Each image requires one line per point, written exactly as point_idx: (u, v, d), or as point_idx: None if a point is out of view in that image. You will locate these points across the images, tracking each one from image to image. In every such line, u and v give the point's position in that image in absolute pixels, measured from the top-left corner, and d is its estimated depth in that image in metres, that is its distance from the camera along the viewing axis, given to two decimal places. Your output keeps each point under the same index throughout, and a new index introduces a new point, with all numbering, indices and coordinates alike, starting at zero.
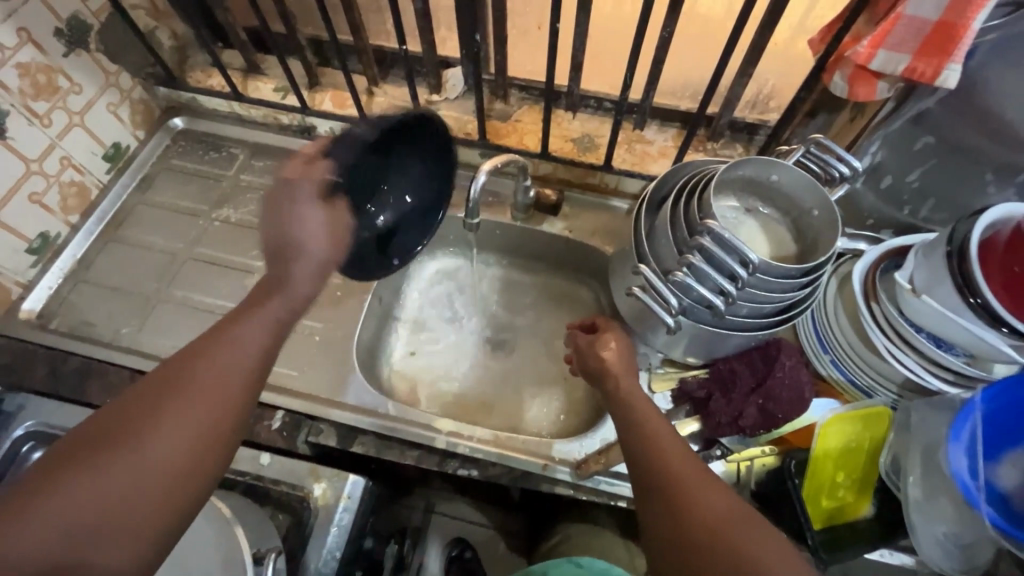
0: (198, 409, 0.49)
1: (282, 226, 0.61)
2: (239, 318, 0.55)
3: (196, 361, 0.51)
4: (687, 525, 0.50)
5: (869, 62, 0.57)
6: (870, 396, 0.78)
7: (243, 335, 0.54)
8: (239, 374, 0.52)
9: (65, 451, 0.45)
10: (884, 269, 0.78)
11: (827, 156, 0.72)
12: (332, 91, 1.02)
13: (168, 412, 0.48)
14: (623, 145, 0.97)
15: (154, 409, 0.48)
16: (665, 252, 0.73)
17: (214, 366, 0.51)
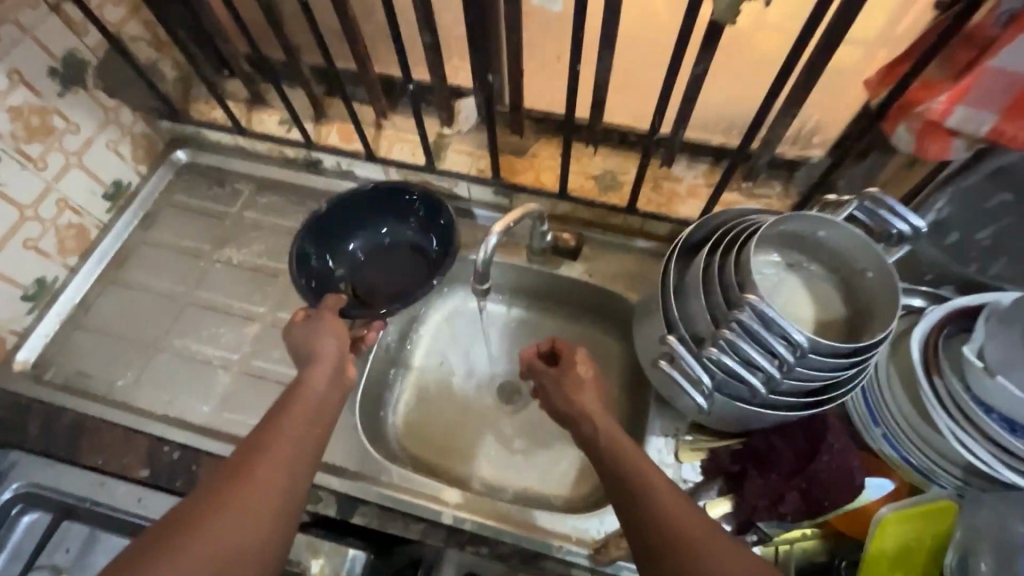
0: (268, 491, 0.52)
1: (307, 337, 0.67)
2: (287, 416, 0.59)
3: (262, 451, 0.55)
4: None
5: (944, 120, 0.49)
6: (930, 479, 0.69)
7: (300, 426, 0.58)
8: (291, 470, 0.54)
9: (158, 532, 0.48)
10: (948, 334, 0.69)
11: (881, 212, 0.63)
12: (339, 124, 0.97)
13: (247, 490, 0.51)
14: (649, 183, 0.90)
15: (230, 493, 0.51)
16: (696, 317, 0.65)
17: (260, 477, 0.53)
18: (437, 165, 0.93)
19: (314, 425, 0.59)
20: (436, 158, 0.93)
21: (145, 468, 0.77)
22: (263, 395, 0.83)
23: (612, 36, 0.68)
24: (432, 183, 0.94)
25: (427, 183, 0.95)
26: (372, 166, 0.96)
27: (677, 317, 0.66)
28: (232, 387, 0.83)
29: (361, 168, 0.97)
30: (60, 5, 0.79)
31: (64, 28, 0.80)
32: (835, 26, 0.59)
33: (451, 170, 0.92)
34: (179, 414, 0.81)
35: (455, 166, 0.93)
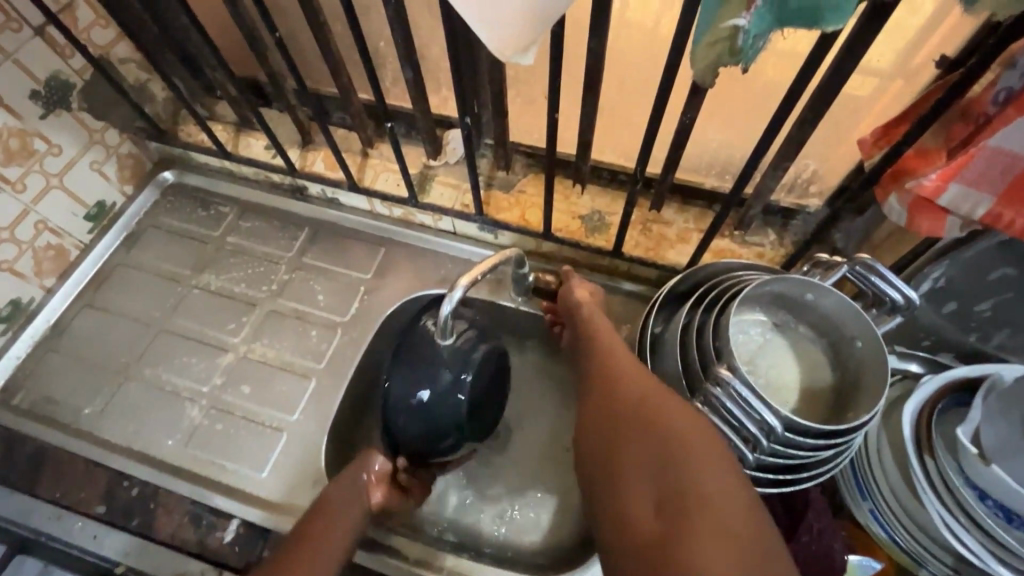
0: None
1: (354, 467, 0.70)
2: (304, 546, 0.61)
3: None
4: (624, 407, 0.53)
5: (937, 197, 0.46)
6: (917, 562, 0.64)
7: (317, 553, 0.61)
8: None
9: None
10: (943, 407, 0.64)
11: (875, 279, 0.59)
12: (325, 151, 0.95)
13: None
14: (637, 226, 0.86)
15: None
16: (671, 381, 0.62)
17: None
18: (421, 198, 0.91)
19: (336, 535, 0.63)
20: (420, 191, 0.91)
21: (102, 504, 0.75)
22: (230, 430, 0.81)
23: (597, 81, 0.66)
24: (416, 215, 0.92)
25: (412, 215, 0.93)
26: (356, 196, 0.94)
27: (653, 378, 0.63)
28: (200, 420, 0.81)
29: (345, 197, 0.95)
30: (45, 29, 0.78)
31: (48, 51, 0.79)
32: (829, 83, 0.55)
33: (434, 204, 0.90)
34: (142, 447, 0.80)
35: (439, 199, 0.91)
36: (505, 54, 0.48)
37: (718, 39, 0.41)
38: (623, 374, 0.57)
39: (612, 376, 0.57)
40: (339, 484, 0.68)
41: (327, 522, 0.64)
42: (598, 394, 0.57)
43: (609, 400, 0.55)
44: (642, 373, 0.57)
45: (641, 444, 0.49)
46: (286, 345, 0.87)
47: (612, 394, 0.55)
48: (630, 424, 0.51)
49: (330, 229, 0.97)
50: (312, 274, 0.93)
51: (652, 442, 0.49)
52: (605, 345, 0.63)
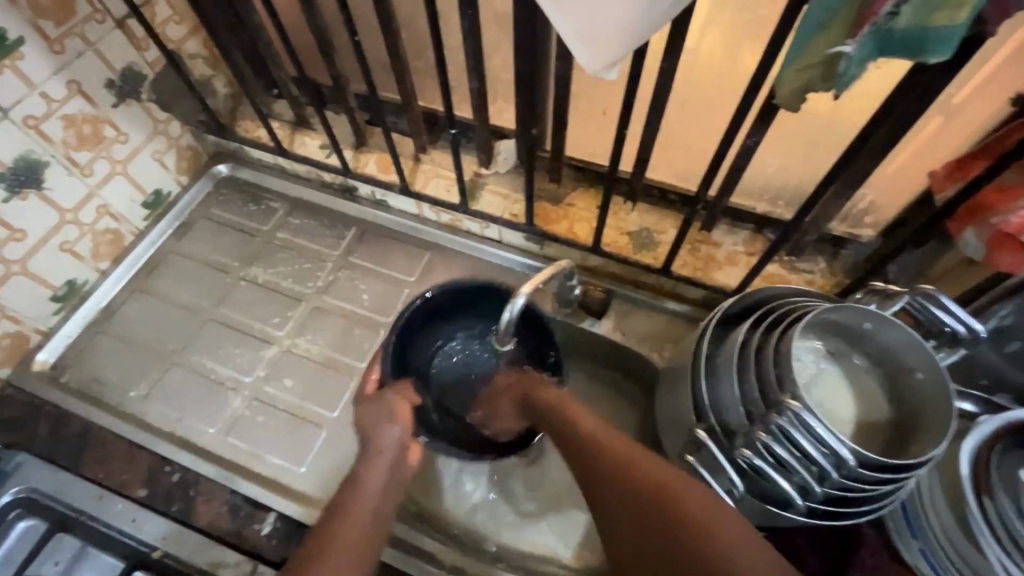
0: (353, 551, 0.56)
1: (371, 426, 0.66)
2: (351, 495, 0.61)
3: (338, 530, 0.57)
4: (636, 490, 0.54)
5: (1022, 235, 0.46)
6: None
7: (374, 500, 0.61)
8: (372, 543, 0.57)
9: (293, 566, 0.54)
10: (1002, 449, 0.63)
11: (936, 310, 0.59)
12: (378, 154, 0.97)
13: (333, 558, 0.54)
14: (685, 245, 0.86)
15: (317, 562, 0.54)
16: (727, 407, 0.61)
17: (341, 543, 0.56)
18: (471, 205, 0.92)
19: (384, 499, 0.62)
20: (470, 198, 0.92)
21: (144, 488, 0.76)
22: (270, 422, 0.81)
23: (663, 102, 0.66)
24: (463, 222, 0.93)
25: (459, 220, 0.94)
26: (406, 199, 0.96)
27: (708, 404, 0.62)
28: (241, 410, 0.82)
29: (395, 200, 0.97)
30: (126, 21, 0.81)
31: (126, 44, 0.82)
32: (906, 114, 0.55)
33: (484, 212, 0.91)
34: (184, 433, 0.81)
35: (489, 208, 0.92)
36: (592, 68, 0.49)
37: (812, 64, 0.42)
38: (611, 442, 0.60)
39: (607, 455, 0.58)
40: (370, 466, 0.63)
41: (357, 500, 0.61)
42: (610, 465, 0.57)
43: (620, 485, 0.55)
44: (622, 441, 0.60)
45: (667, 529, 0.50)
46: (328, 343, 0.88)
47: (624, 473, 0.56)
48: (647, 499, 0.52)
49: (376, 230, 0.98)
50: (358, 273, 0.94)
51: (667, 517, 0.51)
52: (577, 419, 0.63)
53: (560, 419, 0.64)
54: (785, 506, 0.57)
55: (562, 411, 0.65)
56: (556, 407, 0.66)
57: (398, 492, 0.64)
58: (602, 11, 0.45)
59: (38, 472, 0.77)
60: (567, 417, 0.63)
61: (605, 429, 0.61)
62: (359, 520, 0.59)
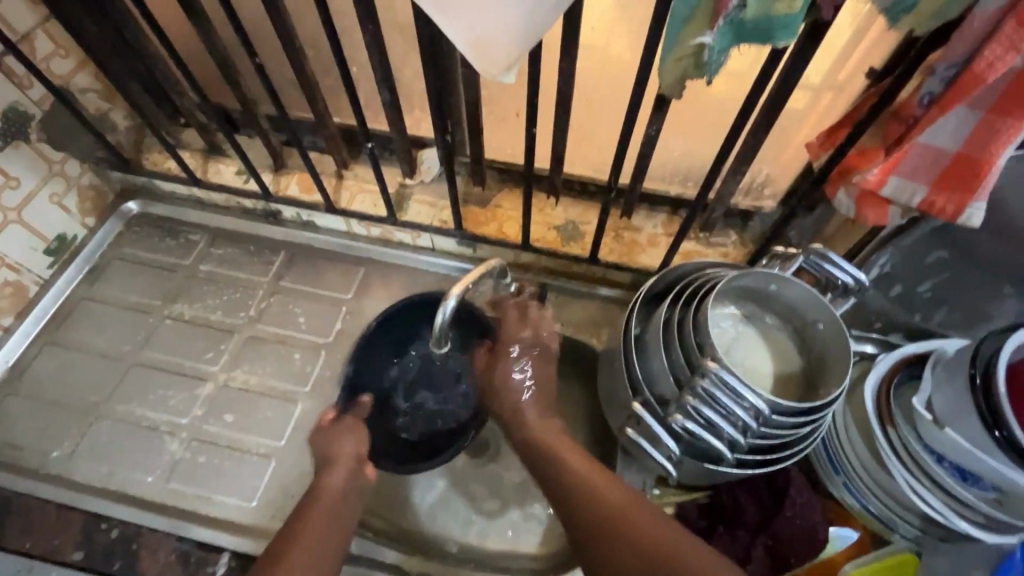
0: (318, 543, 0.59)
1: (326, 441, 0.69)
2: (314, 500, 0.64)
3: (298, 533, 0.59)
4: (605, 515, 0.59)
5: (880, 189, 0.52)
6: (891, 527, 0.69)
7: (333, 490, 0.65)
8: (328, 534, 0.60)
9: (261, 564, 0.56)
10: (898, 383, 0.70)
11: (825, 266, 0.65)
12: (298, 174, 0.96)
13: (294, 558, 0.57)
14: (609, 233, 0.91)
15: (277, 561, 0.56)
16: (659, 378, 0.65)
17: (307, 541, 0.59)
18: (399, 216, 0.93)
19: (343, 515, 0.64)
20: (398, 209, 0.93)
21: (78, 550, 0.71)
22: (212, 461, 0.78)
23: (566, 101, 0.70)
24: (393, 233, 0.94)
25: (389, 233, 0.94)
26: (333, 217, 0.95)
27: (641, 378, 0.66)
28: (180, 453, 0.79)
29: (321, 219, 0.96)
30: (3, 60, 0.76)
31: (7, 83, 0.77)
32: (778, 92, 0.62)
33: (413, 222, 0.92)
34: (118, 486, 0.76)
35: (417, 218, 0.93)
36: (490, 73, 0.52)
37: (684, 55, 0.46)
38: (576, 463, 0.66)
39: (580, 485, 0.63)
40: (332, 472, 0.66)
41: (320, 502, 0.63)
42: (573, 486, 0.63)
43: (612, 531, 0.58)
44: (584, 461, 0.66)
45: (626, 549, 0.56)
46: (269, 371, 0.86)
47: (614, 519, 0.59)
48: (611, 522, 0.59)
49: (305, 252, 0.96)
50: (291, 297, 0.92)
51: (624, 538, 0.57)
52: (547, 439, 0.68)
53: (548, 465, 0.66)
54: (717, 462, 0.62)
55: (551, 456, 0.67)
56: (544, 455, 0.68)
57: (353, 502, 0.66)
58: (489, 19, 0.48)
59: None
60: (554, 457, 0.66)
61: (598, 469, 0.64)
62: (325, 524, 0.61)
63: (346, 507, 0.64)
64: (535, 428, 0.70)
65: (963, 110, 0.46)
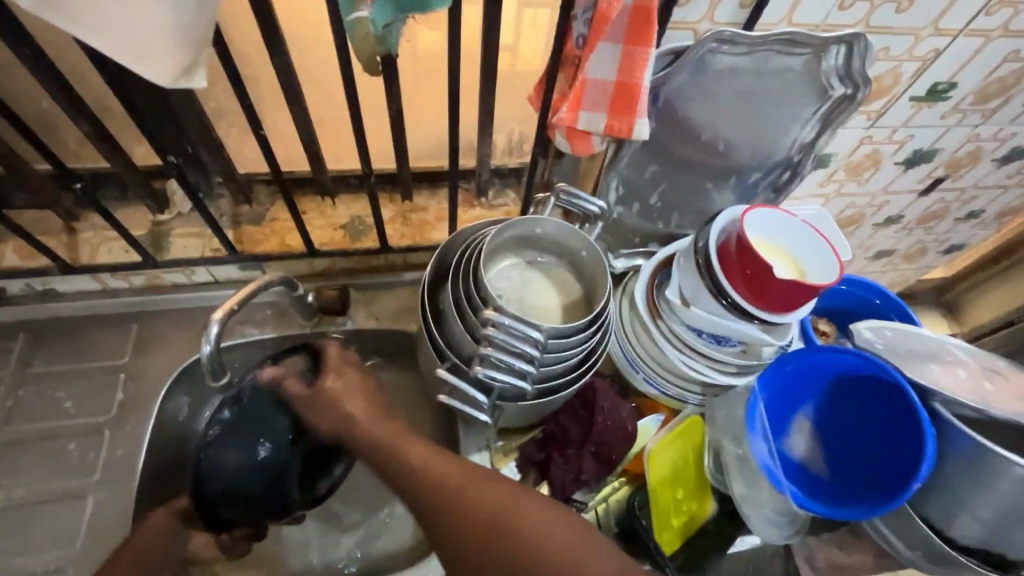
0: None
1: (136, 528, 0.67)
2: None
3: None
4: (469, 512, 0.55)
5: (575, 124, 0.59)
6: (683, 402, 0.81)
7: None
8: None
9: None
10: (660, 282, 0.82)
11: (576, 200, 0.74)
12: (15, 240, 0.81)
13: None
14: (397, 219, 0.92)
15: None
16: (461, 340, 0.68)
17: None
18: (161, 257, 0.83)
19: None
20: (157, 249, 0.83)
21: None
22: None
23: (297, 96, 0.69)
24: (161, 277, 0.84)
25: (157, 277, 0.84)
26: (78, 278, 0.81)
27: (444, 345, 0.69)
28: None
29: (62, 284, 0.81)
30: None
31: None
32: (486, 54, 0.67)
33: (179, 259, 0.83)
34: None
35: (184, 252, 0.83)
36: (168, 80, 0.46)
37: (364, 36, 0.47)
38: (432, 470, 0.59)
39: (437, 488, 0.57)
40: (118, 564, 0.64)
41: None
42: (422, 481, 0.58)
43: (461, 516, 0.55)
44: (437, 456, 0.60)
45: (503, 553, 0.52)
46: (47, 470, 0.74)
47: (464, 505, 0.55)
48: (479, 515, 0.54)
49: (54, 327, 0.81)
50: (48, 382, 0.78)
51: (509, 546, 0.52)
52: (379, 432, 0.64)
53: (400, 469, 0.60)
54: (524, 397, 0.68)
55: (395, 463, 0.61)
56: (388, 461, 0.61)
57: None
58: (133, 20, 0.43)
59: None
60: (395, 458, 0.61)
61: (438, 460, 0.60)
62: None
63: None
64: (376, 438, 0.63)
65: (610, 44, 0.54)
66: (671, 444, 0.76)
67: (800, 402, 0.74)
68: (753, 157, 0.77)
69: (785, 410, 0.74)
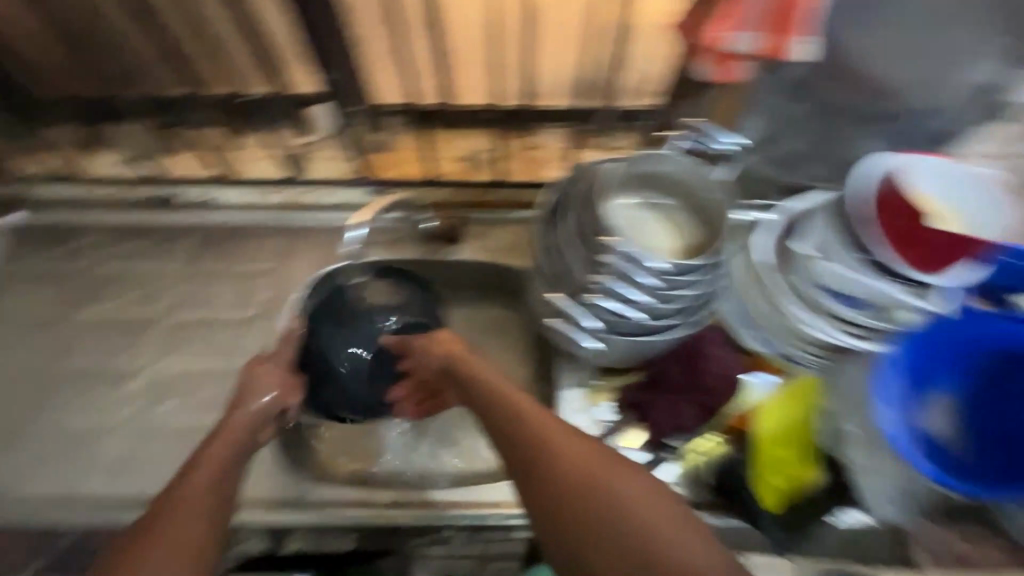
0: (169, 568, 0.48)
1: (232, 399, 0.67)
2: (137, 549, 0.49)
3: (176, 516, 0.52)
4: (559, 475, 0.53)
5: (727, 45, 0.56)
6: (795, 362, 0.75)
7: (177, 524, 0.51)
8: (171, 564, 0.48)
9: None
10: (786, 233, 0.75)
11: (706, 137, 0.71)
12: (188, 153, 0.92)
13: None
14: (514, 155, 0.93)
15: None
16: (571, 270, 0.68)
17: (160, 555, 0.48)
18: (306, 176, 0.93)
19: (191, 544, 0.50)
20: (303, 169, 0.92)
21: None
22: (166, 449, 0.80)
23: None
24: (302, 195, 0.92)
25: (298, 195, 0.92)
26: (234, 190, 0.91)
27: (555, 274, 0.69)
28: None
29: (222, 194, 0.92)
30: None
31: None
32: None
33: (321, 179, 0.92)
34: None
35: (322, 173, 0.91)
36: None
37: None
38: (529, 422, 0.57)
39: (530, 443, 0.56)
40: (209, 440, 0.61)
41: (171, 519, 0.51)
42: (516, 433, 0.57)
43: (549, 478, 0.54)
44: (534, 409, 0.59)
45: (590, 524, 0.51)
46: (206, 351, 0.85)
47: (554, 467, 0.54)
48: (569, 481, 0.53)
49: (214, 232, 0.93)
50: (208, 278, 0.90)
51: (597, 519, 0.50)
52: (481, 377, 0.64)
53: (499, 414, 0.60)
54: (633, 332, 0.69)
55: (502, 404, 0.60)
56: (490, 403, 0.61)
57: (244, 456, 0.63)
58: None
59: None
60: (497, 404, 0.60)
61: (537, 411, 0.58)
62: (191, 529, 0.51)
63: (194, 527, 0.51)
64: (479, 381, 0.64)
65: None
66: (783, 405, 0.72)
67: (941, 375, 0.66)
68: (922, 99, 0.68)
69: (925, 383, 0.66)
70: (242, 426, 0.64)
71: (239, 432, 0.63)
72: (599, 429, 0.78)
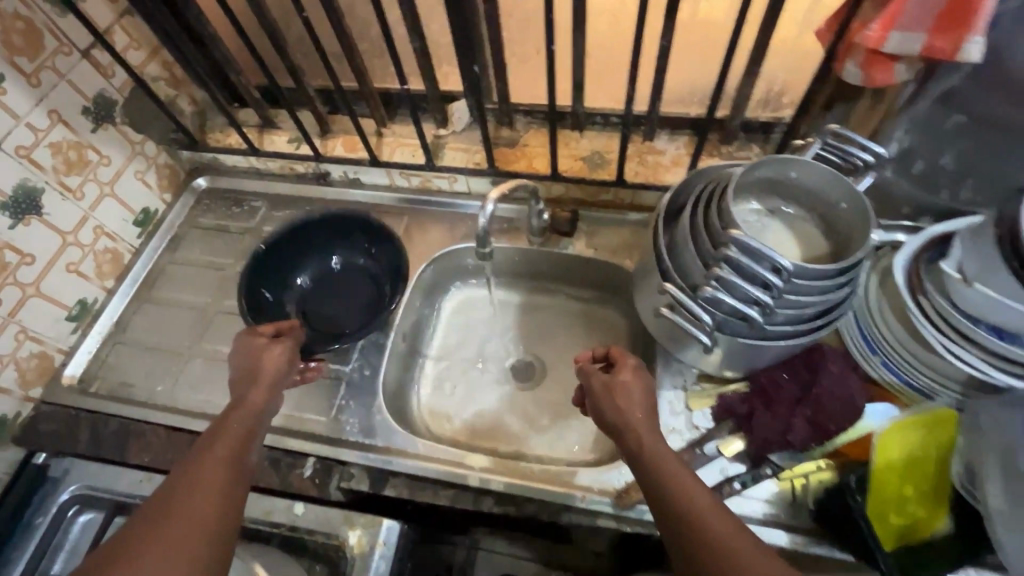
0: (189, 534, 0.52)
1: (245, 355, 0.74)
2: (177, 494, 0.55)
3: (192, 483, 0.56)
4: None
5: (882, 46, 0.55)
6: (931, 397, 0.71)
7: (215, 474, 0.57)
8: (203, 522, 0.53)
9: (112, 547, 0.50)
10: (929, 258, 0.72)
11: (847, 146, 0.68)
12: (343, 136, 1.04)
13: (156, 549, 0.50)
14: (634, 158, 0.95)
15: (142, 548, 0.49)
16: (691, 267, 0.69)
17: (196, 513, 0.53)
18: (437, 163, 1.00)
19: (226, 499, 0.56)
20: (435, 157, 1.00)
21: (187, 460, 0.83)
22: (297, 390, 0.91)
23: (581, 22, 0.75)
24: (433, 181, 1.01)
25: (429, 181, 1.02)
26: (377, 171, 1.03)
27: (672, 268, 0.71)
28: None
29: (367, 175, 1.04)
30: (90, 51, 0.87)
31: (94, 71, 0.88)
32: None
33: (449, 167, 0.99)
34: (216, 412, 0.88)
35: (453, 162, 0.99)
36: None
37: None
38: (723, 539, 0.51)
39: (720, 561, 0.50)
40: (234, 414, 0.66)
41: (201, 480, 0.56)
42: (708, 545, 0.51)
43: None
44: (728, 523, 0.52)
45: None
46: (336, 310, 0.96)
47: None
48: None
49: (355, 207, 1.06)
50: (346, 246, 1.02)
51: None
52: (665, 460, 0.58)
53: (687, 515, 0.54)
54: (750, 334, 0.67)
55: (683, 494, 0.55)
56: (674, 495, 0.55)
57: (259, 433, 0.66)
58: None
59: (87, 470, 0.83)
60: (679, 497, 0.55)
61: (731, 527, 0.52)
62: (210, 495, 0.55)
63: (223, 481, 0.57)
64: (661, 461, 0.58)
65: None
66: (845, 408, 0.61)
67: None
68: None
69: None
70: (240, 423, 0.65)
71: (237, 426, 0.65)
72: (694, 433, 0.77)
